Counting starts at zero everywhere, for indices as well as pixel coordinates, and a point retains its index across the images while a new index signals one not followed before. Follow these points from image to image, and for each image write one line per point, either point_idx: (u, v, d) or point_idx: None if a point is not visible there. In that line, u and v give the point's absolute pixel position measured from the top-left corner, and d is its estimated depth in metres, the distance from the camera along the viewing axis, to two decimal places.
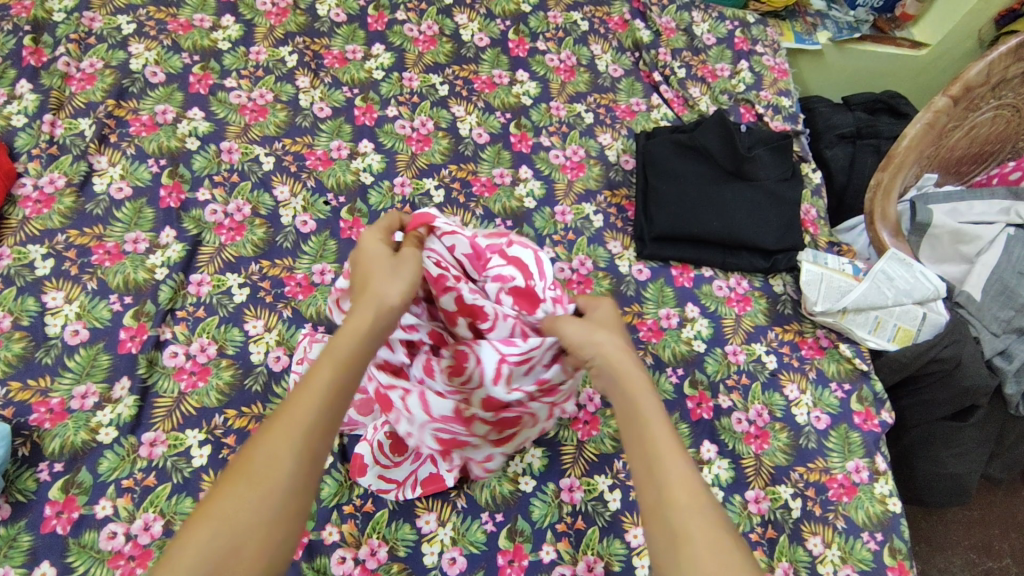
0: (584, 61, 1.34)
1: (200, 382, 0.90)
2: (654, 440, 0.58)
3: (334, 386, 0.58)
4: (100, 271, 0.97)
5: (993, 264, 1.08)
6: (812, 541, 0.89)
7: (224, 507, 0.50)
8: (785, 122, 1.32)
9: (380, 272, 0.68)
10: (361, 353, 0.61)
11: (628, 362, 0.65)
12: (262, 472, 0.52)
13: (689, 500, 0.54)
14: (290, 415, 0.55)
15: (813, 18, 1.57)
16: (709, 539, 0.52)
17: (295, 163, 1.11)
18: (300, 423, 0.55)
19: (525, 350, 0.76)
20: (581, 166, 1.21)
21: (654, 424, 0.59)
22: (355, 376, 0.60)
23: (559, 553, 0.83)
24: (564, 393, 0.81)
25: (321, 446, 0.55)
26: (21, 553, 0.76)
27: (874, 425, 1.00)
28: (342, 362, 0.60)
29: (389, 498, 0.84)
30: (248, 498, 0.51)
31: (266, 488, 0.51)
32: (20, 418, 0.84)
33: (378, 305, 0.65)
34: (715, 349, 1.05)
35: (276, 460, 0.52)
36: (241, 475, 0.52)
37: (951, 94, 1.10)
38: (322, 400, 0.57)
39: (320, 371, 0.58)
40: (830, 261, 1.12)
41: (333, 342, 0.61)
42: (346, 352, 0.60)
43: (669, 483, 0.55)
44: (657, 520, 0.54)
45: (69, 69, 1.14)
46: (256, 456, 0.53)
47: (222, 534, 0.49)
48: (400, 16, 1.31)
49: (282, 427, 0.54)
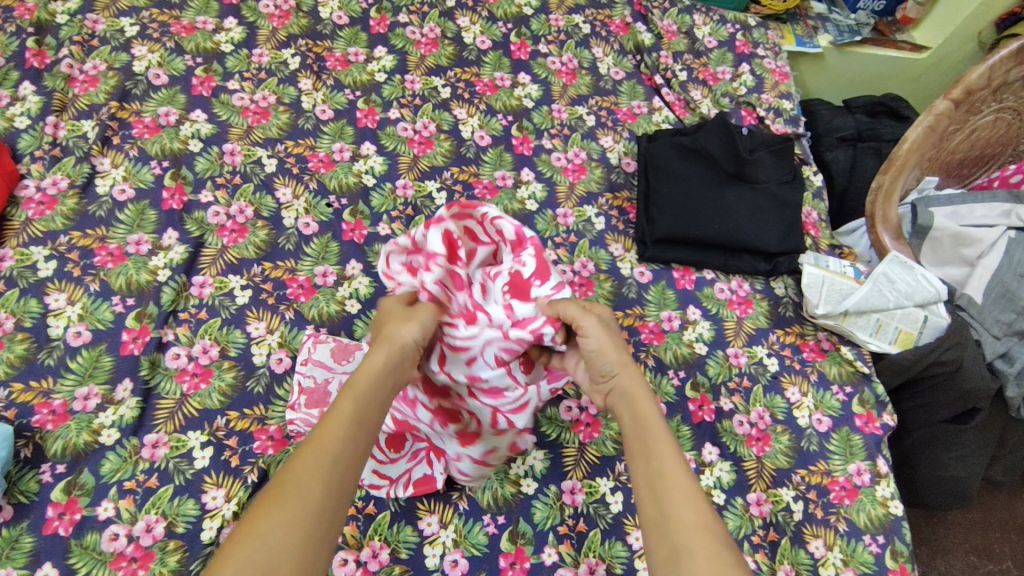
0: (586, 64, 1.34)
1: (202, 384, 0.90)
2: (661, 459, 0.61)
3: (359, 416, 0.61)
4: (102, 272, 0.97)
5: (995, 267, 1.09)
6: (814, 544, 0.89)
7: (261, 527, 0.51)
8: (786, 125, 1.32)
9: (393, 317, 0.74)
10: (381, 386, 0.65)
11: (640, 389, 0.69)
12: (298, 492, 0.54)
13: (694, 516, 0.56)
14: (319, 441, 0.58)
15: (813, 21, 1.58)
16: (708, 552, 0.53)
17: (297, 165, 1.11)
18: (329, 449, 0.57)
19: (466, 339, 0.80)
20: (583, 168, 1.21)
21: (661, 443, 0.62)
22: (376, 408, 0.64)
23: (561, 556, 0.83)
24: (508, 399, 0.83)
25: (349, 473, 0.58)
26: (23, 555, 0.76)
27: (876, 428, 1.00)
28: (362, 397, 0.63)
29: (381, 494, 0.83)
30: (283, 517, 0.52)
31: (300, 509, 0.53)
32: (23, 419, 0.84)
33: (391, 344, 0.69)
34: (717, 352, 1.05)
35: (310, 482, 0.55)
36: (276, 496, 0.54)
37: (952, 97, 1.10)
38: (348, 429, 0.60)
39: (345, 401, 0.62)
40: (831, 263, 1.12)
41: (353, 380, 0.64)
42: (365, 386, 0.64)
43: (672, 499, 0.57)
44: (659, 535, 0.56)
45: (73, 71, 1.14)
46: (290, 481, 0.55)
47: (260, 551, 0.50)
48: (403, 19, 1.31)
49: (312, 452, 0.57)
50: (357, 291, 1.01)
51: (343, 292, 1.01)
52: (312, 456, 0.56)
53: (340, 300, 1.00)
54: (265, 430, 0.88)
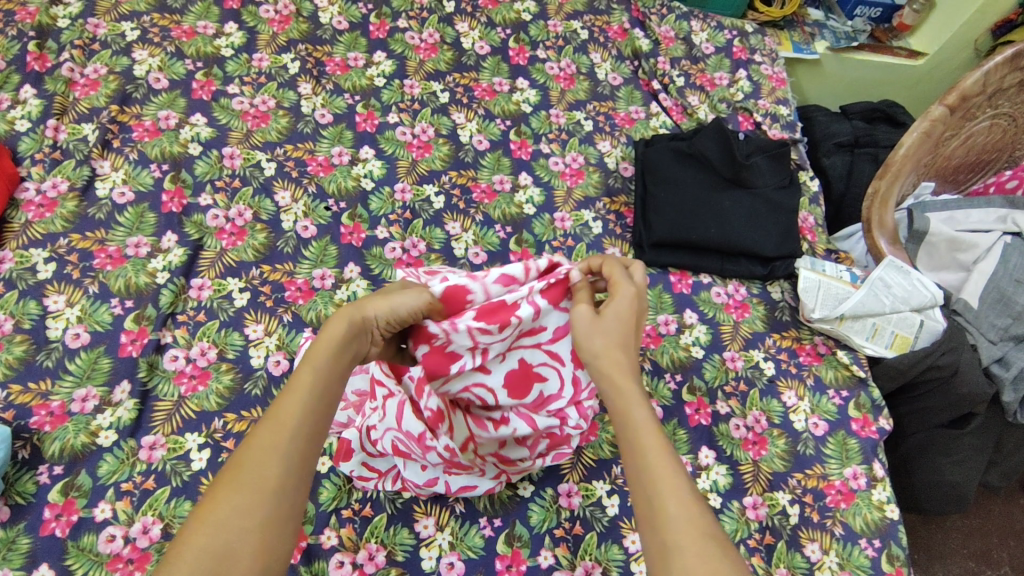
0: (584, 69, 1.35)
1: (200, 386, 0.90)
2: (646, 452, 0.59)
3: (317, 391, 0.60)
4: (101, 275, 0.97)
5: (991, 272, 1.09)
6: (810, 548, 0.89)
7: (218, 512, 0.51)
8: (783, 130, 1.33)
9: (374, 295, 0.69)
10: (342, 357, 0.63)
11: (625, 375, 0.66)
12: (257, 475, 0.53)
13: (680, 510, 0.55)
14: (275, 421, 0.57)
15: (811, 28, 1.59)
16: (696, 547, 0.53)
17: (297, 168, 1.12)
18: (288, 426, 0.56)
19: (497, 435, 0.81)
20: (580, 173, 1.22)
21: (646, 439, 0.60)
22: (336, 381, 0.62)
23: (557, 559, 0.83)
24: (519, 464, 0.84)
25: (309, 450, 0.57)
26: (19, 556, 0.76)
27: (873, 432, 1.00)
28: (322, 367, 0.61)
29: (369, 486, 0.84)
30: (241, 500, 0.52)
31: (259, 490, 0.53)
32: (21, 421, 0.85)
33: (352, 319, 0.65)
34: (713, 356, 1.05)
35: (266, 462, 0.54)
36: (234, 479, 0.53)
37: (947, 104, 1.11)
38: (308, 404, 0.59)
39: (303, 376, 0.60)
40: (828, 269, 1.13)
41: (311, 351, 0.62)
42: (326, 356, 0.62)
43: (660, 496, 0.56)
44: (650, 531, 0.56)
45: (73, 74, 1.15)
46: (246, 462, 0.54)
47: (218, 536, 0.50)
48: (402, 24, 1.32)
49: (269, 430, 0.56)
50: (355, 294, 1.02)
51: (341, 296, 1.01)
52: (270, 435, 0.56)
53: (338, 303, 1.00)
54: None
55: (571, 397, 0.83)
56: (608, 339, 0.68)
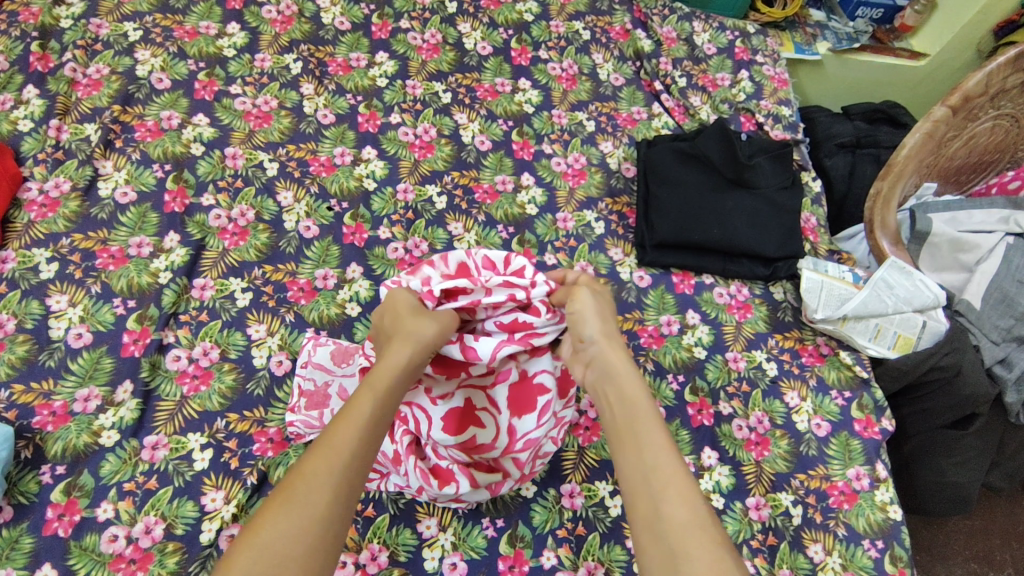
0: (586, 70, 1.35)
1: (203, 386, 0.90)
2: (652, 451, 0.62)
3: (371, 420, 0.62)
4: (103, 274, 0.97)
5: (993, 273, 1.08)
6: (813, 549, 0.89)
7: (263, 533, 0.52)
8: (785, 131, 1.33)
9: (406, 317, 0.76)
10: (395, 390, 0.67)
11: (632, 382, 0.70)
12: (307, 497, 0.54)
13: (687, 513, 0.57)
14: (328, 448, 0.59)
15: (813, 28, 1.59)
16: (704, 547, 0.54)
17: (298, 169, 1.12)
18: (341, 454, 0.58)
19: (438, 490, 0.78)
20: (582, 174, 1.21)
21: (653, 440, 0.64)
22: (389, 410, 0.65)
23: (560, 559, 0.83)
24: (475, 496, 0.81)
25: (357, 482, 0.58)
26: (23, 555, 0.76)
27: (875, 433, 1.00)
28: (379, 398, 0.65)
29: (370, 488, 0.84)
30: (289, 523, 0.52)
31: (308, 514, 0.53)
32: (24, 420, 0.84)
33: (412, 347, 0.71)
34: (716, 356, 1.05)
35: (318, 488, 0.55)
36: (284, 500, 0.54)
37: (950, 104, 1.11)
38: (362, 434, 0.61)
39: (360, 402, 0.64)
40: (830, 269, 1.13)
41: (371, 380, 0.66)
42: (385, 384, 0.66)
43: (665, 495, 0.58)
44: (651, 533, 0.57)
45: (75, 75, 1.15)
46: (298, 484, 0.55)
47: (262, 557, 0.50)
48: (404, 25, 1.33)
49: (324, 456, 0.58)
50: (357, 294, 1.02)
51: (344, 296, 1.01)
52: (324, 461, 0.57)
53: (340, 304, 1.00)
54: (264, 432, 0.88)
55: (504, 448, 0.84)
56: (608, 332, 0.76)
